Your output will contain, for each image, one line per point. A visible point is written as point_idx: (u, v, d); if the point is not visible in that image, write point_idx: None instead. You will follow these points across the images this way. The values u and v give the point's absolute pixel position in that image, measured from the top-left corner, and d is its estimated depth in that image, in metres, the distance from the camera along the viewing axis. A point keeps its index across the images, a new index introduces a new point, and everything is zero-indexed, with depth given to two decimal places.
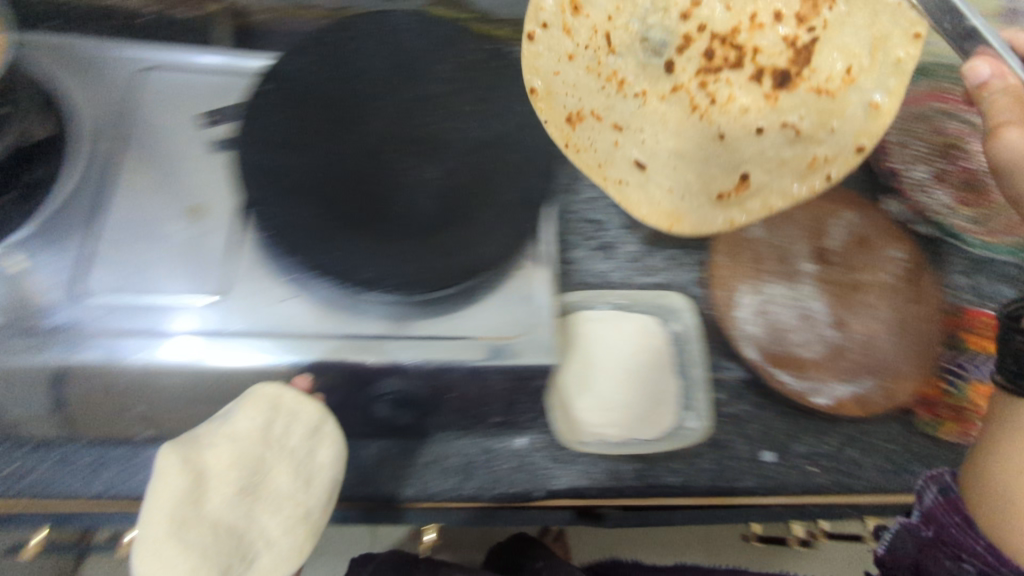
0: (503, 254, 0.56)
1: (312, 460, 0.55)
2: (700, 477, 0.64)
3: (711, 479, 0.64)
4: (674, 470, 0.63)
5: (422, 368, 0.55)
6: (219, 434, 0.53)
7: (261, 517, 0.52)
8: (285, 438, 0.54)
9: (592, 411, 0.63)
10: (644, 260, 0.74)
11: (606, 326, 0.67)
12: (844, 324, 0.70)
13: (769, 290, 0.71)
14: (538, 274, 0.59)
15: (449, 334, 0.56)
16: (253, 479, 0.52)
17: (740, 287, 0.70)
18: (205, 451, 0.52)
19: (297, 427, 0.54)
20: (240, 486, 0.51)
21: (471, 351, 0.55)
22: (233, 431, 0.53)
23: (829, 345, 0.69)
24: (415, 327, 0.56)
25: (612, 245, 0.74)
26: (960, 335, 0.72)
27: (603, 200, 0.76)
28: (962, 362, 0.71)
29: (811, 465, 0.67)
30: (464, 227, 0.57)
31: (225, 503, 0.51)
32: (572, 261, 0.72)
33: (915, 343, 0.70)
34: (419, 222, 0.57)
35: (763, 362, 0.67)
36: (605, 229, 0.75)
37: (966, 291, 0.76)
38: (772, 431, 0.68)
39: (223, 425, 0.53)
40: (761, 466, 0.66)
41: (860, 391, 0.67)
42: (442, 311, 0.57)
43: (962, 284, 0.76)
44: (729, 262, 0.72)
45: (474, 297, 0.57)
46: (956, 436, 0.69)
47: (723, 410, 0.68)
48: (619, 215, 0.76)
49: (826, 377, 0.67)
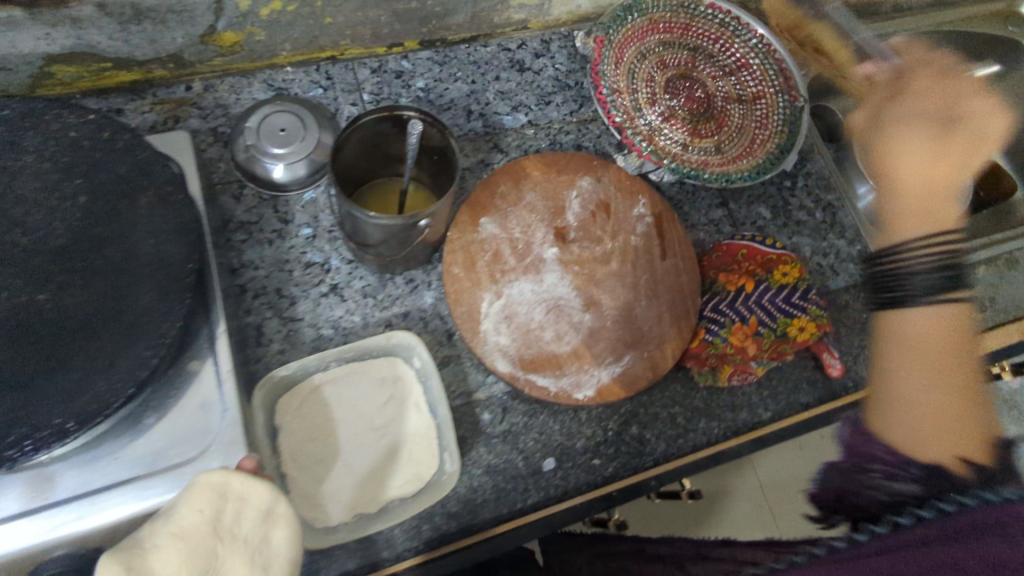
0: (147, 371, 0.46)
1: (267, 545, 0.47)
2: (480, 512, 0.61)
3: (494, 509, 0.61)
4: (451, 514, 0.61)
5: (88, 534, 0.46)
6: (166, 532, 0.45)
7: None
8: (235, 526, 0.46)
9: (342, 480, 0.58)
10: (379, 292, 0.67)
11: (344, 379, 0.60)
12: (597, 304, 0.67)
13: (516, 294, 0.66)
14: (214, 372, 0.51)
15: (113, 482, 0.47)
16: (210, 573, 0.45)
17: (484, 298, 0.65)
18: (157, 559, 0.43)
19: (250, 510, 0.47)
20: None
21: (142, 496, 0.47)
22: (180, 528, 0.45)
23: (587, 336, 0.65)
24: (65, 486, 0.46)
25: (341, 285, 0.66)
26: (715, 277, 0.72)
27: (320, 234, 0.68)
28: (721, 306, 0.69)
29: (594, 458, 0.65)
30: (95, 352, 0.46)
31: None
32: (297, 316, 0.64)
33: (672, 303, 0.68)
34: (15, 365, 0.45)
35: (524, 375, 0.63)
36: (330, 268, 0.66)
37: (725, 225, 0.78)
38: (549, 436, 0.64)
39: (167, 523, 0.45)
40: (543, 478, 0.63)
41: (624, 371, 0.65)
42: (96, 456, 0.48)
43: (719, 218, 0.78)
44: (468, 274, 0.66)
45: (138, 426, 0.49)
46: (738, 379, 0.69)
47: (494, 431, 0.64)
48: (343, 246, 0.68)
49: (587, 369, 0.64)
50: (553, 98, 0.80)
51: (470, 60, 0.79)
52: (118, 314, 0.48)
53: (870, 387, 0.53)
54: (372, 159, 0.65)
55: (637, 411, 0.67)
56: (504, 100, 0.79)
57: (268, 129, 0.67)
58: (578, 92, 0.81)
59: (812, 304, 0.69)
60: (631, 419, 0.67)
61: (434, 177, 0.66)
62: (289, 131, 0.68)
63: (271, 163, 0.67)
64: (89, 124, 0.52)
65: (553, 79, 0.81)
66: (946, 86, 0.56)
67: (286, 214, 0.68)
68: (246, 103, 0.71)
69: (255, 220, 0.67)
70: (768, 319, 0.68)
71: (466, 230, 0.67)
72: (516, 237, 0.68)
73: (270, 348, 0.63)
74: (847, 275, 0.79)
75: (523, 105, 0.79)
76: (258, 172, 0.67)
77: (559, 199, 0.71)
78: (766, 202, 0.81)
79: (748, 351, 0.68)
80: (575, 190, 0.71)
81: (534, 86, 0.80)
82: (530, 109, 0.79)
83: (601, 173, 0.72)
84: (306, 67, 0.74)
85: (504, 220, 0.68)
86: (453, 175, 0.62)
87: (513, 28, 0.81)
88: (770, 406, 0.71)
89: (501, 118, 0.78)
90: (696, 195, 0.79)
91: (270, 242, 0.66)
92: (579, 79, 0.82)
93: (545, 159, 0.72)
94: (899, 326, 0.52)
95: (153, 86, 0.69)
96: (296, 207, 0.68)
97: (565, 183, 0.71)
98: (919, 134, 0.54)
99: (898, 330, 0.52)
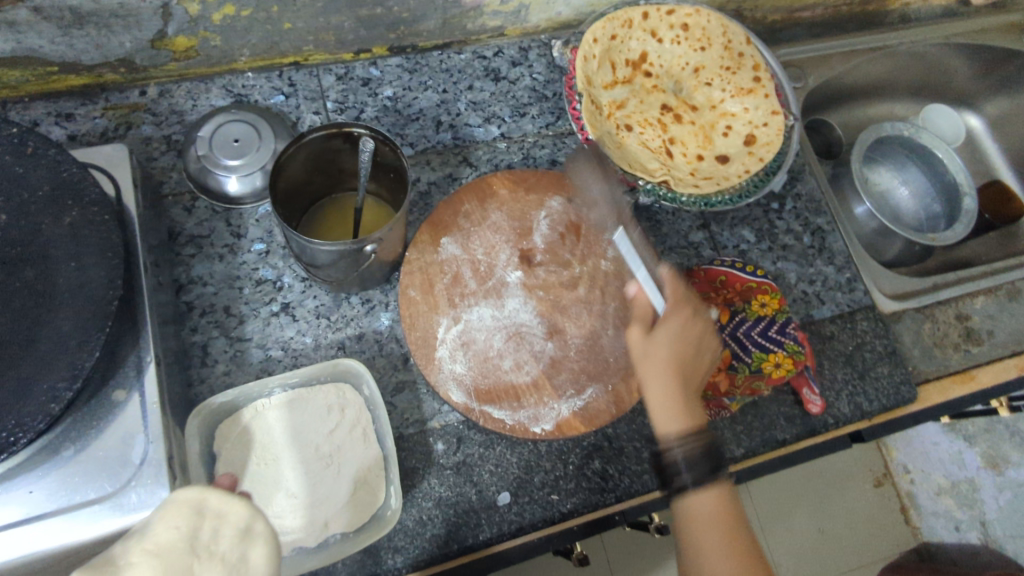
0: (60, 404, 0.44)
1: (245, 565, 0.44)
2: (428, 550, 0.58)
3: (441, 546, 0.58)
4: (397, 551, 0.57)
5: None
6: (138, 550, 0.42)
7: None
8: (213, 543, 0.44)
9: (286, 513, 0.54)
10: (333, 312, 0.64)
11: (294, 407, 0.57)
12: (560, 332, 0.63)
13: (471, 320, 0.62)
14: (140, 404, 0.48)
15: (24, 519, 0.44)
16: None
17: (438, 323, 0.62)
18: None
19: (227, 527, 0.44)
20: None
21: (51, 536, 0.44)
22: (157, 546, 0.42)
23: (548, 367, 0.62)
24: None
25: (292, 305, 0.63)
26: None
27: (273, 250, 0.65)
28: None
29: (552, 494, 0.61)
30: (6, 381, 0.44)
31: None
32: (245, 338, 0.61)
33: None
34: None
35: (475, 406, 0.59)
36: (282, 287, 0.63)
37: (704, 248, 0.75)
38: (504, 470, 0.61)
39: (141, 542, 0.42)
40: (497, 514, 0.60)
41: (586, 405, 0.61)
42: (7, 489, 0.45)
43: (699, 240, 0.75)
44: (420, 297, 0.62)
45: (56, 459, 0.45)
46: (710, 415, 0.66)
47: (447, 462, 0.60)
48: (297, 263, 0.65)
49: (547, 401, 0.61)
50: (529, 109, 0.77)
51: (443, 68, 0.76)
52: (33, 343, 0.45)
53: (690, 536, 0.53)
54: (325, 175, 0.62)
55: (601, 444, 0.64)
56: (477, 111, 0.75)
57: (221, 140, 0.64)
58: (556, 103, 0.78)
59: (790, 340, 0.65)
60: (593, 452, 0.64)
61: (391, 194, 0.63)
62: (244, 142, 0.65)
63: (224, 176, 0.64)
64: (11, 137, 0.49)
65: (530, 89, 0.77)
66: (693, 333, 0.58)
67: (239, 228, 0.65)
68: (203, 111, 0.68)
69: (205, 234, 0.64)
70: (742, 352, 0.65)
71: (426, 249, 0.64)
72: (479, 259, 0.64)
73: (213, 370, 0.59)
74: (834, 304, 0.75)
75: (497, 116, 0.75)
76: (210, 184, 0.64)
77: (528, 220, 0.67)
78: (751, 224, 0.77)
79: (720, 387, 0.64)
80: (548, 211, 0.68)
81: (509, 96, 0.77)
82: (504, 120, 0.75)
83: (573, 192, 0.69)
84: (268, 73, 0.71)
85: (467, 240, 0.65)
86: (407, 194, 0.59)
87: (489, 35, 0.77)
88: (744, 443, 0.67)
89: (472, 129, 0.74)
90: (677, 215, 0.75)
91: (220, 257, 0.63)
92: (558, 89, 0.78)
93: (514, 176, 0.69)
94: (688, 514, 0.54)
95: (106, 91, 0.67)
96: (249, 221, 0.65)
97: (536, 203, 0.69)
98: (668, 330, 0.57)
99: (692, 519, 0.54)
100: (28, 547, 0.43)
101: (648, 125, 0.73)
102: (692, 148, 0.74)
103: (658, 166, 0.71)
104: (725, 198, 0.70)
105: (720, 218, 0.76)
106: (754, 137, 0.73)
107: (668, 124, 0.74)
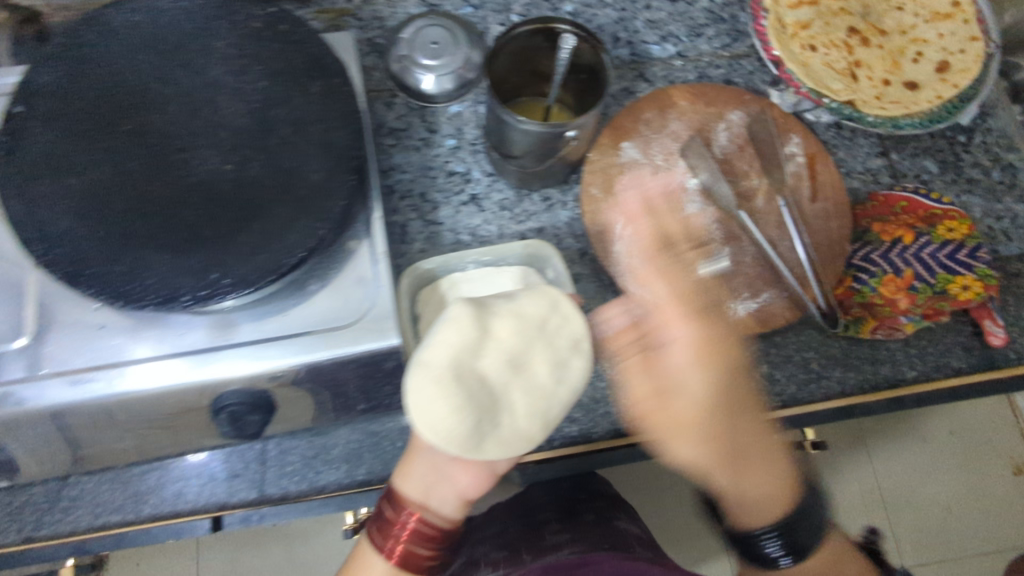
0: (316, 240, 0.50)
1: (567, 366, 0.53)
2: (601, 423, 0.64)
3: (613, 422, 0.64)
4: None
5: (260, 376, 0.51)
6: (507, 309, 0.52)
7: (507, 397, 0.50)
8: (556, 333, 0.53)
9: None
10: (517, 206, 0.69)
11: (489, 280, 0.62)
12: (737, 240, 0.65)
13: (649, 219, 0.65)
14: (371, 250, 0.55)
15: (283, 334, 0.52)
16: (521, 358, 0.51)
17: (618, 220, 0.65)
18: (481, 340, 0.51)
19: (565, 331, 0.53)
20: (470, 363, 0.50)
21: (304, 351, 0.51)
22: (518, 312, 0.52)
23: (718, 268, 0.64)
24: (244, 333, 0.51)
25: (481, 196, 0.69)
26: (867, 227, 0.68)
27: (464, 146, 0.70)
28: (874, 256, 0.66)
29: None
30: (272, 221, 0.51)
31: (477, 377, 0.50)
32: (439, 221, 0.68)
33: (820, 247, 0.66)
34: (215, 220, 0.50)
35: (653, 296, 0.63)
36: (471, 179, 0.69)
37: (883, 175, 0.73)
38: None
39: (509, 305, 0.53)
40: None
41: (761, 308, 0.64)
42: (268, 312, 0.52)
43: (877, 167, 0.73)
44: (600, 192, 0.66)
45: (305, 290, 0.53)
46: (882, 334, 0.67)
47: (620, 349, 0.65)
48: (485, 159, 0.70)
49: (723, 301, 0.64)
50: (705, 30, 0.77)
51: None
52: (292, 190, 0.51)
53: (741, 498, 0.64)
54: (522, 76, 0.65)
55: (767, 351, 0.67)
56: (653, 29, 0.76)
57: (420, 42, 0.69)
58: (732, 25, 0.77)
59: (981, 264, 0.64)
60: (758, 357, 0.67)
61: (580, 97, 0.65)
62: (441, 45, 0.69)
63: (423, 74, 0.69)
64: (270, 15, 0.56)
65: (707, 11, 0.77)
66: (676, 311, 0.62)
67: (432, 124, 0.71)
68: (400, 17, 0.73)
69: (404, 128, 0.70)
70: (927, 274, 0.64)
71: (607, 152, 0.67)
72: (659, 164, 0.67)
73: (414, 246, 0.66)
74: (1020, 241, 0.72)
75: (673, 35, 0.76)
76: (410, 82, 0.69)
77: (707, 128, 0.69)
78: (932, 155, 0.74)
79: (899, 304, 0.65)
80: (722, 123, 0.69)
81: (685, 17, 0.77)
82: (680, 39, 0.76)
83: (752, 108, 0.70)
84: None
85: (647, 146, 0.67)
86: (602, 93, 0.61)
87: None
88: (915, 365, 0.67)
89: (648, 47, 0.76)
90: (855, 141, 0.74)
91: (416, 149, 0.69)
92: (735, 12, 0.77)
93: (694, 90, 0.70)
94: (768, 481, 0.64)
95: None
96: (441, 118, 0.71)
97: (712, 114, 0.69)
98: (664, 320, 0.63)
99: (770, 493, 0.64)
100: (288, 359, 0.51)
101: (834, 47, 0.71)
102: (877, 74, 0.71)
103: (843, 87, 0.69)
104: (913, 122, 0.70)
105: (901, 146, 0.74)
106: (943, 65, 0.71)
107: (854, 47, 0.72)
